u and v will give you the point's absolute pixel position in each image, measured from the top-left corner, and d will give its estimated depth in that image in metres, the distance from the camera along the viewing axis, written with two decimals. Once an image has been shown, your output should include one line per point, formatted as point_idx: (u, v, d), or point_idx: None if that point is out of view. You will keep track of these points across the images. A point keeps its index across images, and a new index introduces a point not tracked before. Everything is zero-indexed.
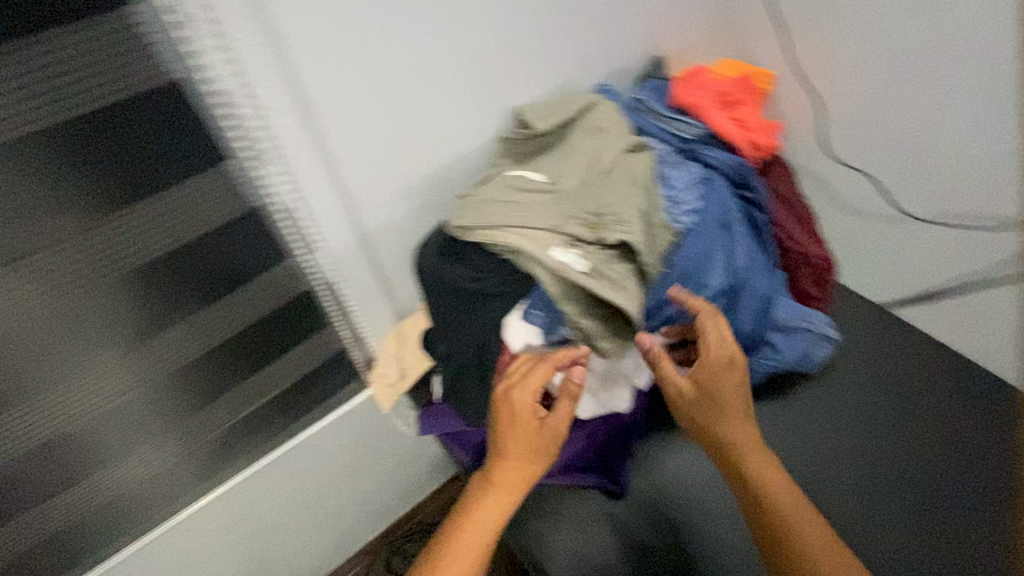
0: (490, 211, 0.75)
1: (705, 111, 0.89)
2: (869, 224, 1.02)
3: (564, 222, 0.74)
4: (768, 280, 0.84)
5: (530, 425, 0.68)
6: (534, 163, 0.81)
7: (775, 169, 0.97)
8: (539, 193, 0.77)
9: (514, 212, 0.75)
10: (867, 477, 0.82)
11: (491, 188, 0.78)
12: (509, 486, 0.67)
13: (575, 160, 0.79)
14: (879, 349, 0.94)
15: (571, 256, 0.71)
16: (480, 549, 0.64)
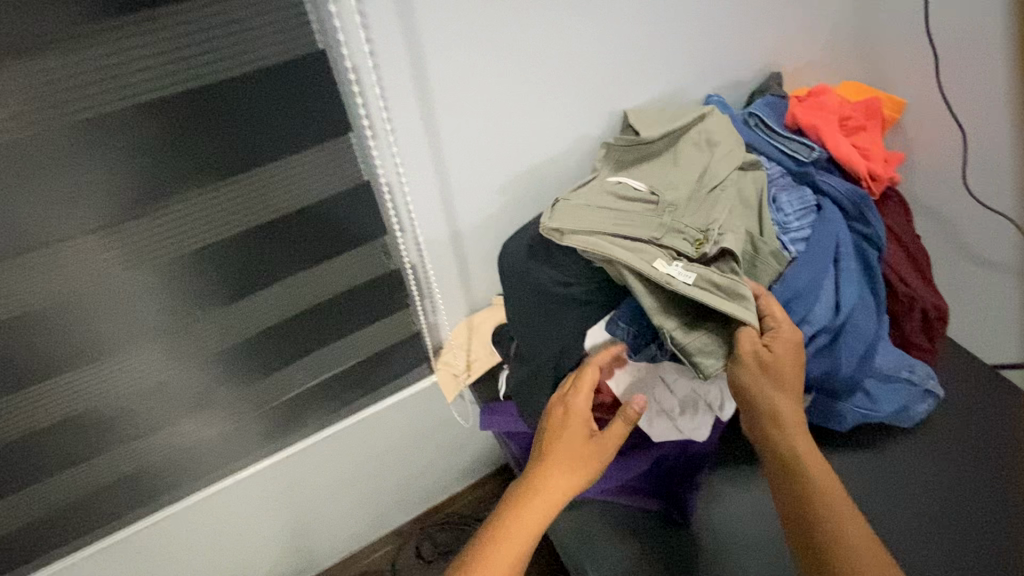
0: (585, 217, 0.71)
1: (825, 134, 0.83)
2: (992, 274, 0.92)
3: (667, 236, 0.69)
4: (875, 324, 0.77)
5: (576, 429, 0.67)
6: (636, 170, 0.77)
7: (893, 205, 0.89)
8: (641, 204, 0.73)
9: (612, 222, 0.71)
10: (963, 551, 0.74)
11: (587, 196, 0.74)
12: (551, 489, 0.64)
13: (682, 174, 0.75)
14: (986, 411, 0.86)
15: (675, 268, 0.66)
16: (518, 556, 0.60)
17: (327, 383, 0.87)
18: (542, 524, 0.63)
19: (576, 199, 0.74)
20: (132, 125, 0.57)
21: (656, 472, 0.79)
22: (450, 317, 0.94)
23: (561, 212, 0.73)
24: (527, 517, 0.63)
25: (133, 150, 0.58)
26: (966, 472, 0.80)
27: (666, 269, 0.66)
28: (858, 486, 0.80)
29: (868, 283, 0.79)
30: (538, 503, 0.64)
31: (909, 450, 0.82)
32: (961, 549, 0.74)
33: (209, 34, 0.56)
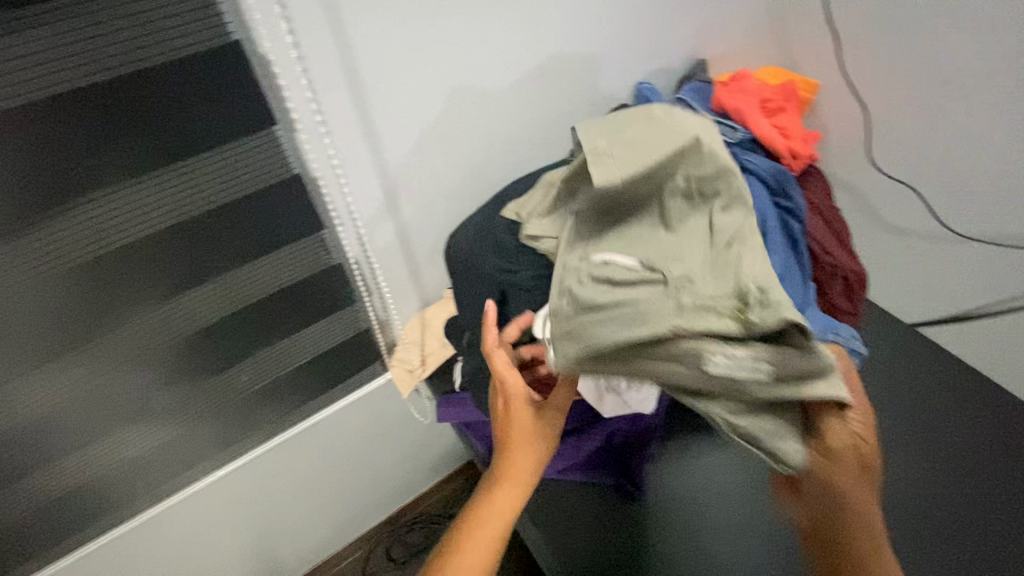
0: (584, 335, 0.53)
1: (748, 116, 0.88)
2: (902, 240, 1.01)
3: (699, 322, 0.49)
4: (801, 291, 0.82)
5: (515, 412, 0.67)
6: (617, 236, 0.57)
7: (812, 180, 0.96)
8: (646, 289, 0.52)
9: (625, 330, 0.51)
10: (890, 496, 0.80)
11: (575, 292, 0.55)
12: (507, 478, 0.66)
13: (690, 235, 0.54)
14: (903, 367, 0.94)
15: (733, 362, 0.49)
16: (490, 544, 0.62)
17: (276, 386, 0.86)
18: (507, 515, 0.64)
19: (562, 315, 0.55)
20: (41, 119, 0.54)
21: (610, 447, 0.82)
22: (400, 313, 0.94)
23: (559, 333, 0.55)
24: (490, 515, 0.64)
25: (45, 148, 0.55)
26: (890, 424, 0.87)
27: (717, 364, 0.50)
28: None
29: (793, 254, 0.84)
30: (497, 496, 0.65)
31: None
32: (887, 495, 0.81)
33: (120, 24, 0.53)
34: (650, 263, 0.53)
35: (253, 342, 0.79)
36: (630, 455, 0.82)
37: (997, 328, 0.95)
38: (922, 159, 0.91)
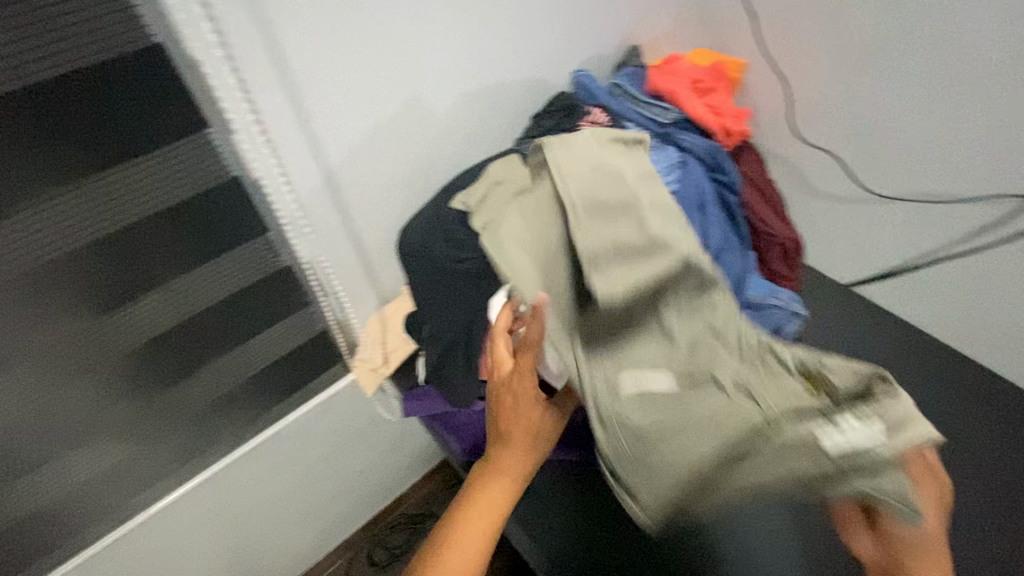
0: (657, 468, 0.57)
1: (680, 98, 0.92)
2: (835, 206, 1.07)
3: (783, 419, 0.55)
4: (741, 260, 0.87)
5: (517, 408, 0.65)
6: (645, 351, 0.61)
7: (746, 154, 1.01)
8: (704, 404, 0.58)
9: (716, 442, 0.56)
10: None
11: (631, 432, 0.58)
12: (497, 477, 0.66)
13: (712, 352, 0.60)
14: (843, 325, 1.00)
15: (854, 435, 0.51)
16: (484, 537, 0.64)
17: (235, 394, 0.85)
18: (498, 512, 0.65)
19: (626, 450, 0.57)
20: None
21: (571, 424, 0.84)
22: (359, 312, 0.94)
23: (628, 467, 0.58)
24: (482, 512, 0.65)
25: None
26: None
27: (834, 441, 0.51)
28: None
29: (731, 226, 0.89)
30: (488, 494, 0.65)
31: None
32: None
33: (32, 31, 0.52)
34: (693, 381, 0.60)
35: (208, 350, 0.79)
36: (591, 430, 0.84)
37: (924, 281, 1.02)
38: (842, 128, 0.98)
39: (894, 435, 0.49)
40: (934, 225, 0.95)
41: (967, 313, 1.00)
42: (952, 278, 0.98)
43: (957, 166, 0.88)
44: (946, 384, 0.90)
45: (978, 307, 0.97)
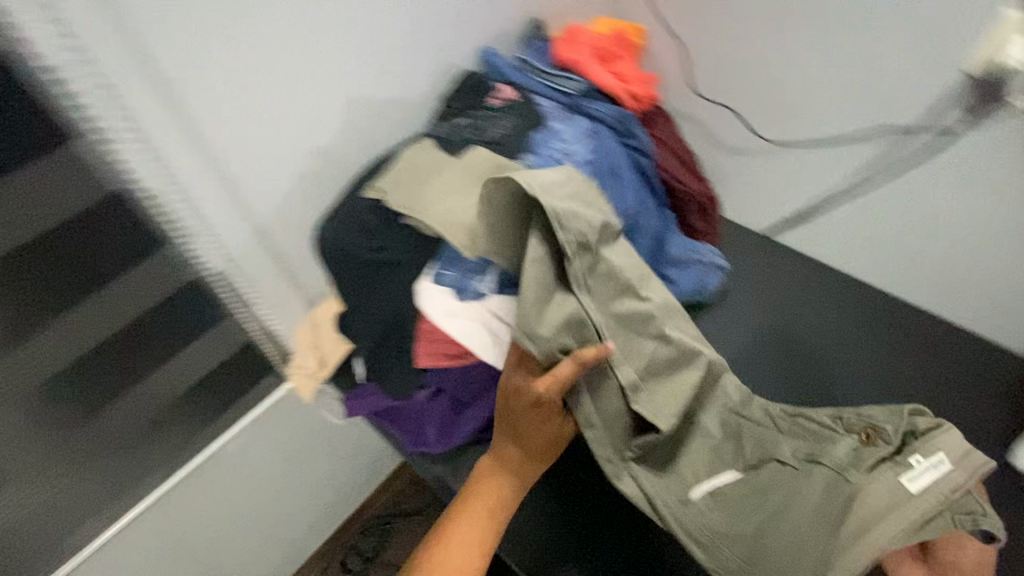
0: (768, 553, 0.64)
1: (584, 68, 0.93)
2: (746, 159, 1.09)
3: (849, 480, 0.64)
4: (658, 220, 0.90)
5: (535, 420, 0.68)
6: (721, 483, 0.69)
7: (657, 117, 1.03)
8: (772, 485, 0.67)
9: (808, 527, 0.63)
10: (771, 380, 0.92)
11: (728, 534, 0.66)
12: (499, 476, 0.72)
13: (754, 444, 0.70)
14: (763, 271, 1.03)
15: (925, 483, 0.61)
16: (492, 525, 0.70)
17: (158, 416, 0.86)
18: (501, 508, 0.70)
19: (730, 554, 0.65)
20: None
21: None
22: (285, 320, 0.90)
23: (738, 565, 0.65)
24: (483, 507, 0.70)
25: None
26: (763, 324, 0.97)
27: (918, 480, 0.61)
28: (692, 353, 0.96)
29: (647, 188, 0.91)
30: (493, 480, 0.71)
31: (713, 320, 0.98)
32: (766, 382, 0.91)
33: None
34: (750, 484, 0.68)
35: (137, 364, 0.80)
36: None
37: (834, 223, 1.05)
38: (737, 83, 1.01)
39: (936, 458, 0.63)
40: (834, 167, 0.98)
41: (884, 251, 1.02)
42: (861, 217, 1.01)
43: (843, 106, 0.92)
44: (858, 317, 0.96)
45: (885, 241, 1.01)
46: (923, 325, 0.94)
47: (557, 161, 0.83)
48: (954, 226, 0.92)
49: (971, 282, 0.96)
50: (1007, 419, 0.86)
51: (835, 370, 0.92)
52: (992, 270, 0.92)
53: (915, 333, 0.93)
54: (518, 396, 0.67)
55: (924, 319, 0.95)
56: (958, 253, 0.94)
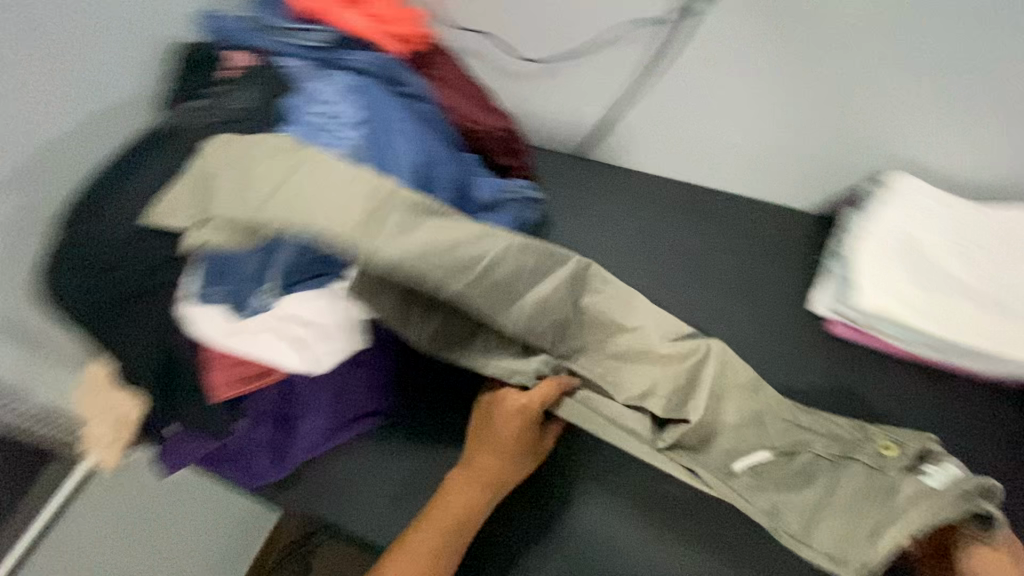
0: (819, 521, 0.66)
1: (328, 17, 0.81)
2: (531, 86, 1.02)
3: (879, 473, 0.67)
4: (459, 162, 0.82)
5: (514, 430, 0.70)
6: (761, 470, 0.71)
7: (437, 57, 0.93)
8: (804, 464, 0.71)
9: (848, 508, 0.66)
10: None
11: (777, 505, 0.68)
12: (472, 483, 0.72)
13: (758, 419, 0.73)
14: (576, 189, 1.03)
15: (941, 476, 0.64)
16: (454, 532, 0.70)
17: None
18: (470, 519, 0.71)
19: (789, 518, 0.67)
20: None
21: (345, 399, 0.76)
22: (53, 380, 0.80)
23: (795, 536, 0.66)
24: (448, 519, 0.70)
25: None
26: (587, 248, 0.97)
27: (932, 478, 0.64)
28: None
29: (438, 133, 0.82)
30: (459, 488, 0.72)
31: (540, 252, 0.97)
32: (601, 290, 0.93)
33: None
34: (787, 459, 0.72)
35: None
36: (374, 393, 0.79)
37: (633, 136, 1.01)
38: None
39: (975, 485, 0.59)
40: (609, 73, 0.94)
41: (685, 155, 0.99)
42: (651, 123, 0.97)
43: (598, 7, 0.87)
44: (671, 217, 0.99)
45: (683, 135, 0.96)
46: (728, 208, 0.99)
47: (319, 127, 0.71)
48: (735, 104, 0.89)
49: (771, 157, 0.93)
50: (803, 274, 0.92)
51: (656, 269, 0.95)
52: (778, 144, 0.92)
53: (715, 215, 0.98)
54: (496, 408, 0.71)
55: (721, 197, 0.99)
56: (746, 131, 0.91)
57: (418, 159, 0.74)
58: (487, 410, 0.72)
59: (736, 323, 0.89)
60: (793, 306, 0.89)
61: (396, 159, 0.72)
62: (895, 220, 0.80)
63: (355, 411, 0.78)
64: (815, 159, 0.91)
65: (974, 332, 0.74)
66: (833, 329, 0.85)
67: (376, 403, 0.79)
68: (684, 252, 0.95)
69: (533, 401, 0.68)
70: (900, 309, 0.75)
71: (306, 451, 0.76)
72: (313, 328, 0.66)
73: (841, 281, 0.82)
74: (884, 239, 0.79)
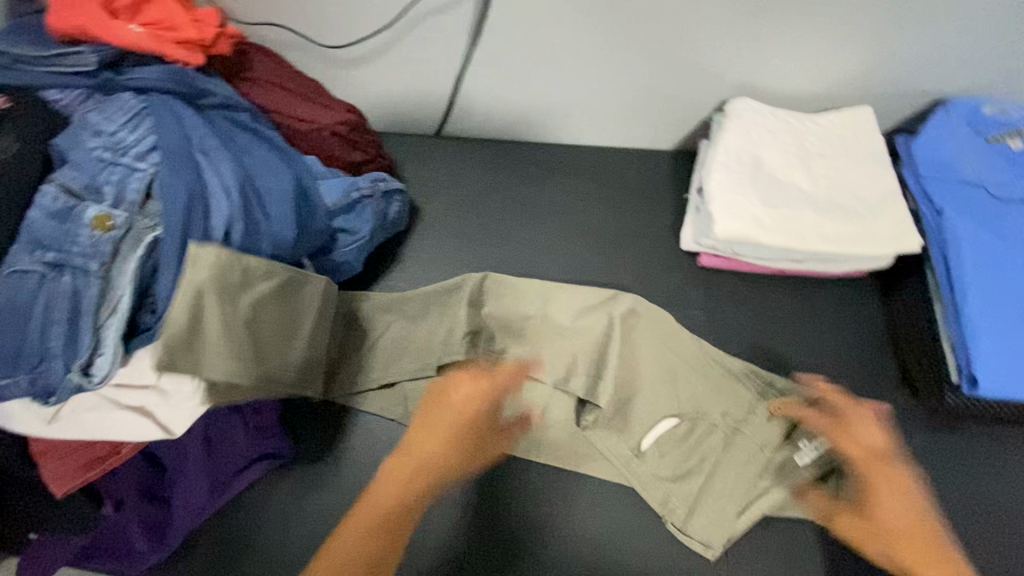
0: (703, 491, 0.72)
1: (102, 32, 0.69)
2: (364, 74, 0.92)
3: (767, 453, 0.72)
4: (291, 169, 0.73)
5: (465, 418, 0.61)
6: (661, 435, 0.75)
7: (251, 56, 0.84)
8: (705, 441, 0.74)
9: (738, 482, 0.72)
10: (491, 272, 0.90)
11: (670, 490, 0.73)
12: (408, 472, 0.57)
13: (670, 382, 0.76)
14: (443, 169, 0.98)
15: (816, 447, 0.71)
16: (390, 532, 0.52)
17: None
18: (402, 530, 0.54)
19: (677, 505, 0.72)
20: None
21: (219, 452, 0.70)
22: None
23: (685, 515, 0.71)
24: (381, 510, 0.53)
25: None
26: (462, 229, 0.94)
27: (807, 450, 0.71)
28: (406, 281, 0.90)
29: (258, 142, 0.74)
30: (393, 474, 0.56)
31: (418, 242, 0.93)
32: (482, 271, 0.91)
33: None
34: (689, 430, 0.75)
35: None
36: (255, 438, 0.73)
37: (483, 106, 0.95)
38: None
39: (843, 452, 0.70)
40: (438, 48, 0.86)
41: (539, 116, 0.96)
42: (496, 91, 0.92)
43: None
44: (540, 181, 0.97)
45: (531, 96, 0.92)
46: (592, 161, 0.98)
47: (107, 163, 0.63)
48: (569, 57, 0.85)
49: (620, 102, 0.91)
50: (672, 213, 0.94)
51: (534, 236, 0.93)
52: (627, 89, 0.89)
53: (583, 168, 0.98)
54: (449, 394, 0.62)
55: (581, 153, 0.99)
56: (589, 82, 0.89)
57: (236, 175, 0.66)
58: (432, 399, 0.63)
59: (620, 272, 0.89)
60: (669, 244, 0.91)
61: (206, 185, 0.65)
62: (736, 143, 0.82)
63: (235, 460, 0.72)
64: (661, 96, 0.89)
65: (823, 240, 0.77)
66: (702, 261, 0.87)
67: (257, 448, 0.73)
68: (558, 214, 0.94)
69: (490, 388, 0.63)
70: (754, 232, 0.77)
71: (190, 518, 0.69)
72: (155, 392, 0.62)
73: (701, 214, 0.84)
74: (731, 163, 0.81)
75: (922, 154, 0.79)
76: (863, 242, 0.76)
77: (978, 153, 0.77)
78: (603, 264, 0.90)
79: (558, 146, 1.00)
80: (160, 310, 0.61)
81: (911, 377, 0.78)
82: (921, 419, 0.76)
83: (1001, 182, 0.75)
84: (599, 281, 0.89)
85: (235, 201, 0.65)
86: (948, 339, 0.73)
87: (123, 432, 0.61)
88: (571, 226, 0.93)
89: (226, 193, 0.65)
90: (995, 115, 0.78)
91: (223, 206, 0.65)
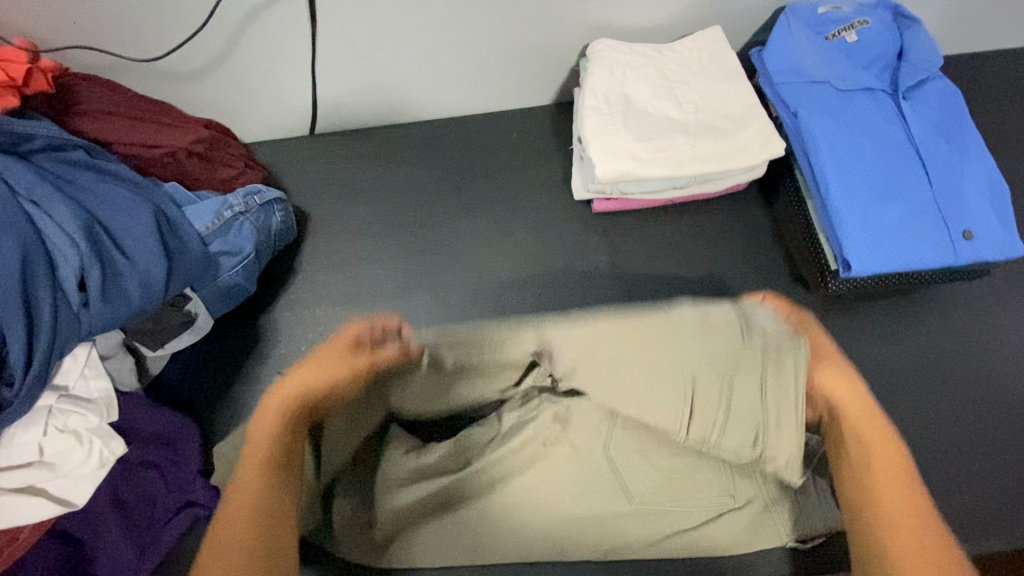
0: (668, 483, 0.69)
1: None
2: (210, 86, 0.85)
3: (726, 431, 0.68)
4: (145, 202, 0.67)
5: (334, 350, 0.60)
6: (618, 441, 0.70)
7: (77, 83, 0.74)
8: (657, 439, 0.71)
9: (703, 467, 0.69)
10: (393, 262, 0.89)
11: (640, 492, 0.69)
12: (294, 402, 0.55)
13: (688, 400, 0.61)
14: (323, 171, 0.95)
15: None
16: (275, 450, 0.52)
17: None
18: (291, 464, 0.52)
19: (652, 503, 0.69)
20: None
21: (136, 518, 0.67)
22: None
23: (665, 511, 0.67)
24: (271, 435, 0.53)
25: None
26: (356, 226, 0.91)
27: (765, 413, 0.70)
28: (309, 292, 0.87)
29: (102, 179, 0.68)
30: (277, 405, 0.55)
31: (313, 248, 0.90)
32: (385, 263, 0.89)
33: None
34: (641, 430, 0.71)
35: None
36: (172, 492, 0.69)
37: (348, 99, 0.92)
38: (93, 7, 0.71)
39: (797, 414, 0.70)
40: (282, 50, 0.81)
41: (407, 97, 0.93)
42: (357, 83, 0.89)
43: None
44: (424, 162, 0.95)
45: (396, 78, 0.89)
46: (472, 131, 0.97)
47: None
48: (420, 34, 0.82)
49: (486, 67, 0.89)
50: (559, 168, 0.94)
51: (429, 217, 0.91)
52: (488, 55, 0.87)
53: (464, 141, 0.96)
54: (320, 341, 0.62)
55: (460, 126, 0.98)
56: (448, 55, 0.86)
57: (78, 220, 0.61)
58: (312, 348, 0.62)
59: (521, 235, 0.90)
60: (564, 196, 0.92)
61: (46, 241, 0.60)
62: (602, 85, 0.82)
63: (161, 512, 0.68)
64: (524, 54, 0.88)
65: (701, 162, 0.79)
66: (596, 208, 0.88)
67: (185, 493, 0.68)
68: (448, 192, 0.93)
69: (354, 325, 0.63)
70: (634, 168, 0.78)
71: None
72: (41, 465, 0.59)
73: (584, 161, 0.84)
74: (600, 106, 0.81)
75: (772, 64, 0.81)
76: (738, 156, 0.79)
77: (819, 53, 0.80)
78: (502, 231, 0.90)
79: (436, 124, 0.98)
80: (19, 381, 0.56)
81: (801, 269, 0.83)
82: (816, 311, 0.81)
83: (843, 77, 0.79)
84: (504, 248, 0.89)
85: (82, 252, 0.60)
86: (823, 232, 0.77)
87: (17, 520, 0.58)
88: (464, 200, 0.92)
89: (71, 246, 0.60)
90: (829, 13, 0.81)
91: (69, 259, 0.60)
